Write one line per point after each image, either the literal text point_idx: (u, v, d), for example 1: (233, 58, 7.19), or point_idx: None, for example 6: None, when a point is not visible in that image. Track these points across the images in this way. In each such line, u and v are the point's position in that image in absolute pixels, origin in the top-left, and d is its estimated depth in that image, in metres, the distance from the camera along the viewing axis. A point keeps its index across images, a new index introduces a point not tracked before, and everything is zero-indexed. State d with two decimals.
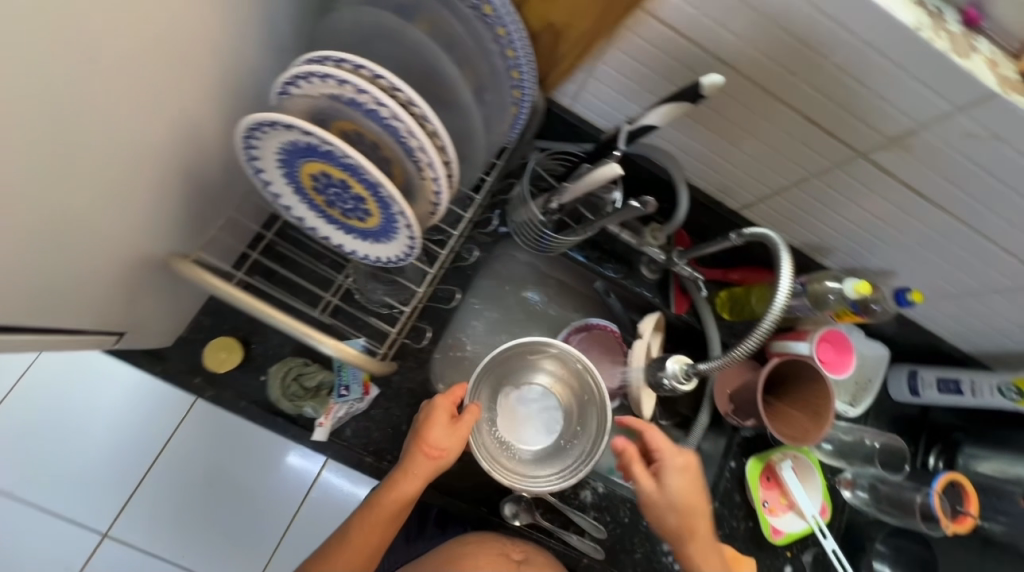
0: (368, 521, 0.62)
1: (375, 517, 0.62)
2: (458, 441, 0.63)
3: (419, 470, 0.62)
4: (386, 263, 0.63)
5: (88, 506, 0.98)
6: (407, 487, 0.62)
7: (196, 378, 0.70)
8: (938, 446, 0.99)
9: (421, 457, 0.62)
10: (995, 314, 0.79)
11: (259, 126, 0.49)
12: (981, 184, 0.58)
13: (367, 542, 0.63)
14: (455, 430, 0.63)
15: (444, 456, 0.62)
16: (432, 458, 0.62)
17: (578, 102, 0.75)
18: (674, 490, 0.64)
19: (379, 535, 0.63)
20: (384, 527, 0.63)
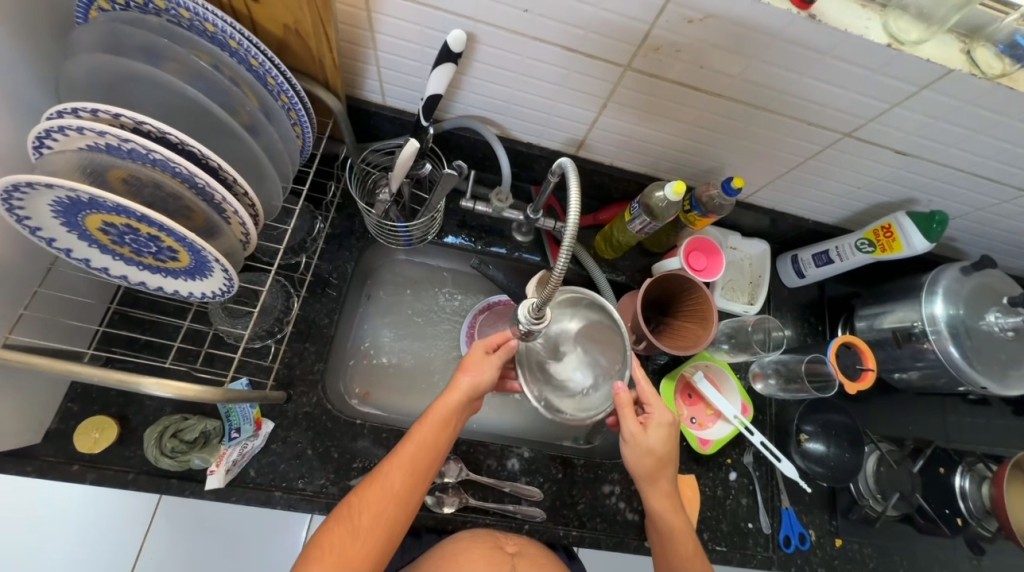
0: (418, 434, 0.63)
1: (428, 427, 0.63)
2: (494, 364, 0.67)
3: (462, 384, 0.66)
4: (219, 297, 0.63)
5: None
6: (454, 396, 0.65)
7: (72, 465, 0.68)
8: (842, 317, 1.01)
9: (463, 372, 0.66)
10: (826, 179, 0.83)
11: (10, 194, 0.48)
12: (735, 65, 0.62)
13: (416, 456, 0.62)
14: (492, 357, 0.68)
15: (484, 368, 0.66)
16: (474, 378, 0.66)
17: (388, 95, 0.78)
18: (653, 440, 0.67)
19: (428, 450, 0.63)
20: (433, 442, 0.63)
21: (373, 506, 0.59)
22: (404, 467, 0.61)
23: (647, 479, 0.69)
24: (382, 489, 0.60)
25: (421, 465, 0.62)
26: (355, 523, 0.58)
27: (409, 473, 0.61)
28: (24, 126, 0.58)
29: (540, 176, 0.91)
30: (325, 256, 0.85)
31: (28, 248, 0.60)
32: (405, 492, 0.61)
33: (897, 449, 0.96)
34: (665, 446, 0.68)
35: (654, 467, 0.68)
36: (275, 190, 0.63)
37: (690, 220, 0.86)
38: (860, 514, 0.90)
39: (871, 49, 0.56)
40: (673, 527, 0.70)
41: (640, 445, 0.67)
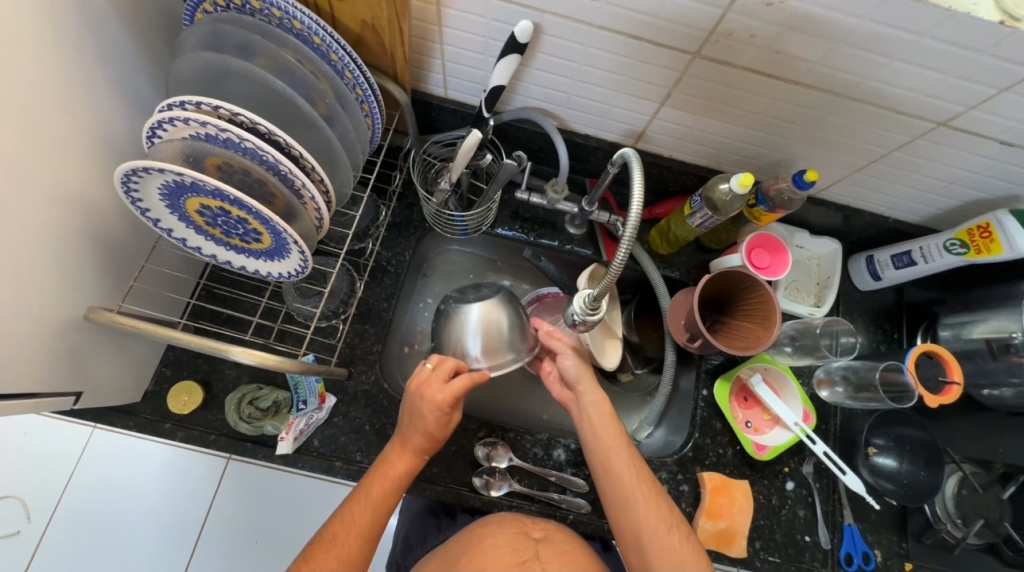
0: (371, 497, 0.63)
1: (380, 484, 0.63)
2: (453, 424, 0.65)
3: (419, 445, 0.64)
4: (293, 277, 0.68)
5: None
6: (410, 459, 0.65)
7: (166, 423, 0.76)
8: (922, 325, 0.93)
9: (424, 434, 0.64)
10: (912, 174, 0.77)
11: (129, 177, 0.54)
12: (817, 50, 0.59)
13: (366, 526, 0.62)
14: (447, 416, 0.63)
15: (445, 431, 0.65)
16: (432, 442, 0.65)
17: (451, 88, 0.80)
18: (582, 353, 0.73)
19: (380, 511, 0.63)
20: (387, 504, 0.63)
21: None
22: (354, 536, 0.61)
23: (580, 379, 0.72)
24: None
25: (373, 529, 0.62)
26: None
27: (366, 538, 0.62)
28: (137, 120, 0.65)
29: (596, 169, 0.91)
30: (385, 243, 0.89)
31: (137, 228, 0.68)
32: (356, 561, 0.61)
33: (983, 472, 0.87)
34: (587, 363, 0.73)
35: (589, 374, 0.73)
36: (347, 178, 0.67)
37: (756, 215, 0.83)
38: (935, 539, 0.83)
39: (980, 28, 0.51)
40: (622, 463, 0.67)
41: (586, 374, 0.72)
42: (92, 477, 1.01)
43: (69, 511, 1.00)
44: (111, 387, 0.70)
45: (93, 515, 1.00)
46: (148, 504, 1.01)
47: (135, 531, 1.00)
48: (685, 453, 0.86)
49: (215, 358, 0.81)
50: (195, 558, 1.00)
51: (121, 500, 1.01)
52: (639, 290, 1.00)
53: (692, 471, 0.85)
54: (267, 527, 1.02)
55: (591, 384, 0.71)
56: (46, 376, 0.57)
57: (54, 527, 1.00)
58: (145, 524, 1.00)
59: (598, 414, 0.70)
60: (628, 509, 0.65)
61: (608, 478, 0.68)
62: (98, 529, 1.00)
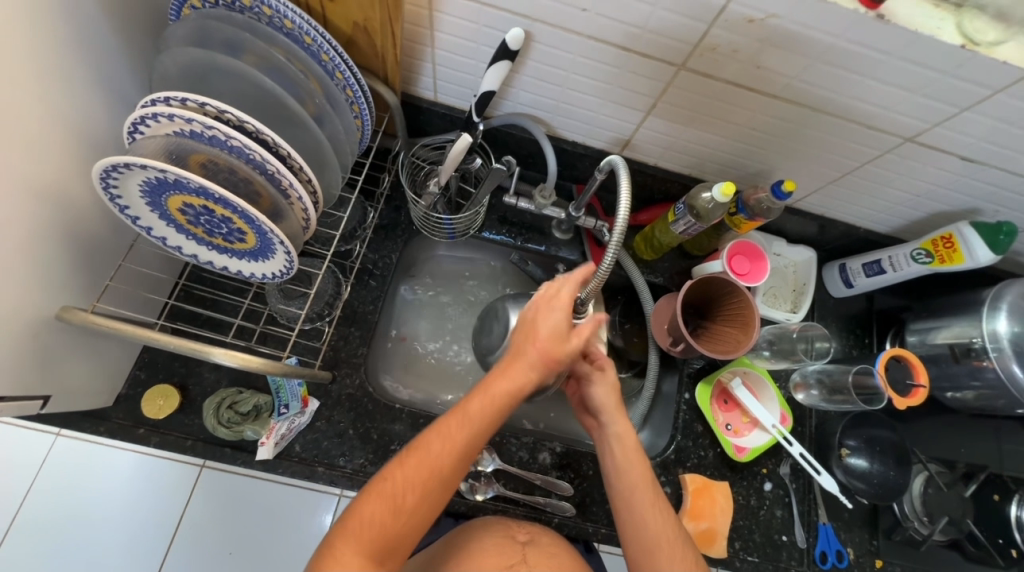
0: (445, 434, 0.53)
1: (489, 406, 0.54)
2: (574, 346, 0.56)
3: (535, 363, 0.56)
4: (278, 278, 0.67)
5: None
6: (522, 380, 0.55)
7: (139, 428, 0.73)
8: (891, 330, 0.97)
9: (541, 349, 0.55)
10: (881, 186, 0.81)
11: (109, 173, 0.53)
12: (796, 66, 0.61)
13: (465, 448, 0.54)
14: (572, 332, 0.56)
15: (564, 354, 0.55)
16: (550, 363, 0.56)
17: (440, 92, 0.81)
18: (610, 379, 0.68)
19: (457, 448, 0.53)
20: (467, 440, 0.54)
21: (387, 537, 0.51)
22: (453, 454, 0.53)
23: (607, 408, 0.67)
24: (381, 527, 0.50)
25: (472, 450, 0.55)
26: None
27: (458, 456, 0.53)
28: (118, 115, 0.63)
29: (583, 175, 0.92)
30: (372, 245, 0.89)
31: (114, 226, 0.66)
32: (448, 480, 0.54)
33: (947, 471, 0.91)
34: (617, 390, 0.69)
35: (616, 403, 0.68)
36: (335, 180, 0.66)
37: (736, 223, 0.85)
38: (904, 536, 0.87)
39: (944, 50, 0.55)
40: (645, 503, 0.64)
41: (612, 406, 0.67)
42: (56, 485, 0.97)
43: (30, 521, 0.95)
44: (81, 391, 0.67)
45: (57, 525, 0.95)
46: (117, 513, 0.97)
47: (101, 542, 0.96)
48: (668, 455, 0.88)
49: (193, 361, 0.78)
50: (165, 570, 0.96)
51: (87, 510, 0.96)
52: (623, 295, 1.02)
53: (675, 473, 0.86)
54: (244, 535, 0.99)
55: (616, 416, 0.67)
56: (12, 379, 0.55)
57: (13, 539, 0.94)
58: (113, 534, 0.96)
59: (621, 447, 0.66)
60: (648, 551, 0.63)
61: (629, 513, 0.65)
62: (61, 540, 0.95)
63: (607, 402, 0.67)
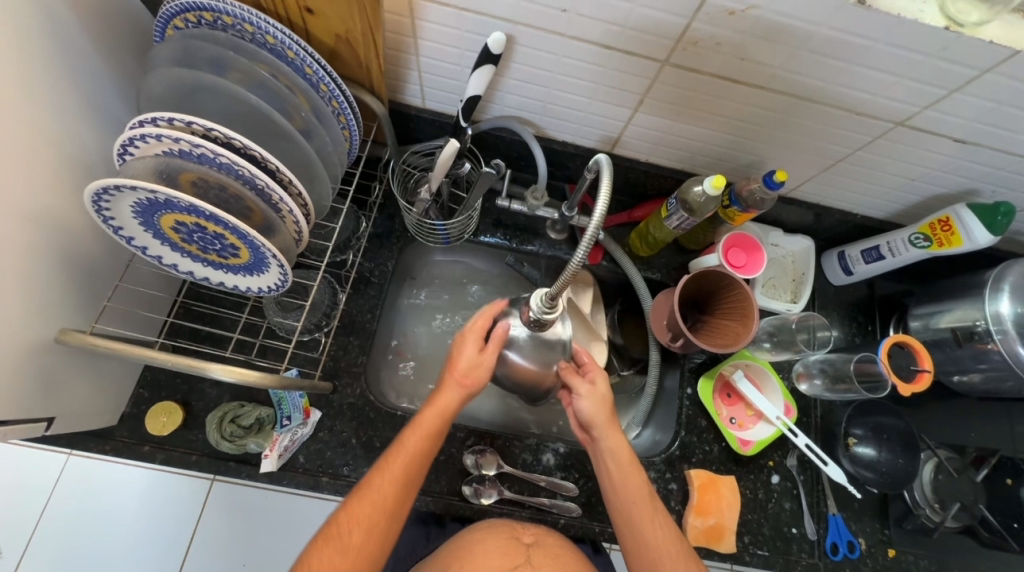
0: (387, 470, 0.62)
1: (418, 437, 0.63)
2: (487, 366, 0.65)
3: (455, 390, 0.65)
4: (273, 291, 0.67)
5: None
6: (445, 408, 0.64)
7: (144, 446, 0.74)
8: (894, 316, 0.96)
9: (457, 381, 0.65)
10: (876, 172, 0.80)
11: (100, 196, 0.53)
12: (780, 56, 0.61)
13: (403, 477, 0.62)
14: (483, 355, 0.66)
15: (479, 374, 0.66)
16: (467, 385, 0.65)
17: (428, 99, 0.81)
18: (601, 387, 0.68)
19: (398, 483, 0.61)
20: (405, 474, 0.62)
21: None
22: (393, 486, 0.61)
23: (600, 420, 0.67)
24: (335, 568, 0.57)
25: (411, 477, 0.62)
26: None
27: (402, 486, 0.62)
28: (109, 138, 0.64)
29: (575, 175, 0.92)
30: (367, 254, 0.89)
31: (110, 247, 0.66)
32: (394, 508, 0.61)
33: (956, 457, 0.90)
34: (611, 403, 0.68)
35: (608, 414, 0.67)
36: (326, 191, 0.67)
37: (730, 215, 0.85)
38: (916, 524, 0.86)
39: (928, 33, 0.54)
40: (640, 513, 0.66)
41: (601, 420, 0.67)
42: (69, 507, 0.98)
43: (44, 542, 0.96)
44: (85, 411, 0.68)
45: (70, 547, 0.96)
46: (128, 531, 0.98)
47: (115, 561, 0.96)
48: (672, 451, 0.87)
49: (195, 377, 0.79)
50: None
51: (100, 530, 0.97)
52: (621, 293, 1.02)
53: (680, 469, 0.86)
54: (253, 548, 1.00)
55: (606, 430, 0.67)
56: (14, 403, 0.55)
57: (27, 560, 0.96)
58: (125, 551, 0.97)
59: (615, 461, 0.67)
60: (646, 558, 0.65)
61: (625, 523, 0.67)
62: (76, 560, 0.96)
63: (595, 417, 0.67)
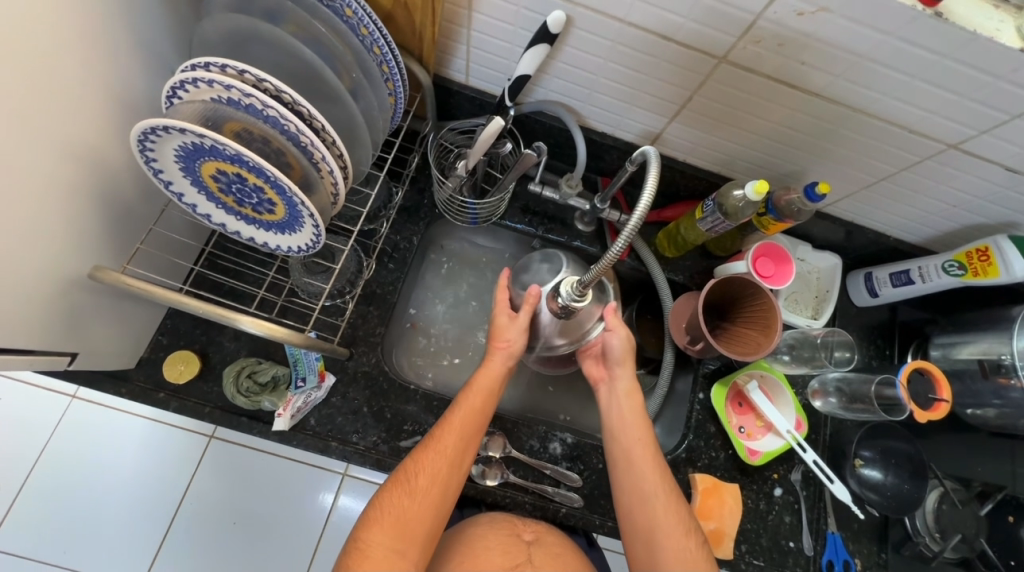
0: (455, 423, 0.67)
1: (477, 396, 0.70)
2: (521, 327, 0.74)
3: (498, 355, 0.74)
4: (303, 252, 0.67)
5: (112, 563, 0.96)
6: (493, 373, 0.72)
7: (159, 392, 0.74)
8: (913, 343, 0.95)
9: (501, 349, 0.74)
10: (917, 194, 0.79)
11: (147, 136, 0.53)
12: (842, 63, 0.60)
13: (463, 429, 0.67)
14: (515, 320, 0.75)
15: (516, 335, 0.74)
16: (508, 350, 0.74)
17: (472, 75, 0.80)
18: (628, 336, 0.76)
19: (462, 438, 0.67)
20: (470, 429, 0.68)
21: (413, 522, 0.62)
22: (457, 438, 0.67)
23: (620, 360, 0.76)
24: (404, 510, 0.62)
25: (472, 433, 0.68)
26: (370, 562, 0.58)
27: (463, 438, 0.67)
28: (155, 80, 0.64)
29: (610, 168, 0.91)
30: (394, 226, 0.89)
31: (146, 190, 0.66)
32: (456, 460, 0.66)
33: (961, 489, 0.90)
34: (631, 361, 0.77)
35: (627, 360, 0.76)
36: (366, 156, 0.66)
37: (764, 223, 0.84)
38: (913, 551, 0.85)
39: (1001, 53, 0.53)
40: (643, 459, 0.70)
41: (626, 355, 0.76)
42: (74, 446, 0.99)
43: (46, 477, 0.98)
44: (106, 351, 0.68)
45: (68, 486, 0.98)
46: (129, 476, 0.99)
47: (111, 504, 0.98)
48: (678, 454, 0.87)
49: (214, 329, 0.79)
50: (171, 537, 0.98)
51: (99, 472, 0.99)
52: (640, 291, 1.01)
53: (685, 472, 0.86)
54: (249, 505, 1.01)
55: (626, 371, 0.76)
56: (44, 333, 0.55)
57: (28, 493, 0.97)
58: (124, 495, 0.98)
59: (625, 401, 0.75)
60: (648, 513, 0.68)
61: (631, 483, 0.70)
62: (74, 499, 0.97)
63: (621, 357, 0.76)
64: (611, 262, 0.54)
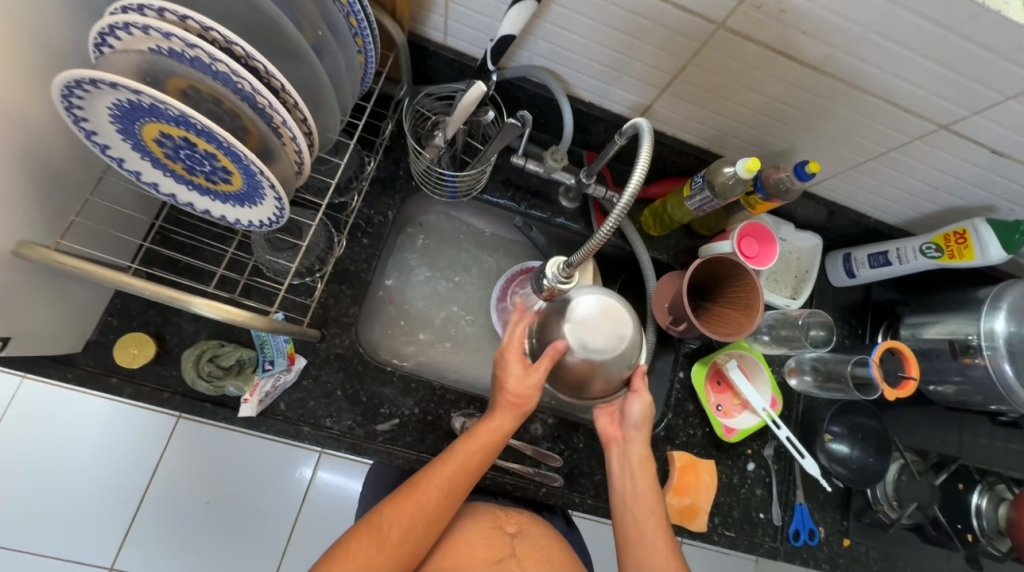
0: (442, 475, 0.61)
1: (476, 450, 0.63)
2: (538, 384, 0.64)
3: (507, 408, 0.65)
4: (266, 227, 0.61)
5: (74, 552, 0.91)
6: (496, 428, 0.64)
7: (111, 377, 0.68)
8: (884, 323, 0.98)
9: (509, 399, 0.65)
10: (901, 175, 0.79)
11: (71, 90, 0.46)
12: (843, 34, 0.57)
13: (448, 482, 0.61)
14: (531, 372, 0.64)
15: (527, 390, 0.64)
16: (518, 405, 0.65)
17: (450, 35, 0.73)
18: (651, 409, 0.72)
19: (443, 490, 0.60)
20: (456, 486, 0.61)
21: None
22: (442, 491, 0.60)
23: (638, 427, 0.72)
24: (371, 561, 0.54)
25: (460, 487, 0.61)
26: None
27: (445, 492, 0.61)
28: (82, 25, 0.55)
29: (596, 142, 0.87)
30: (368, 199, 0.83)
31: (80, 155, 0.59)
32: (435, 514, 0.60)
33: (920, 460, 0.94)
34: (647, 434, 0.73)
35: (645, 430, 0.72)
36: (333, 121, 0.60)
37: (751, 203, 0.82)
38: (873, 518, 0.90)
39: (1004, 28, 0.51)
40: (654, 533, 0.67)
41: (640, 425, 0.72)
42: (22, 431, 0.92)
43: None
44: (44, 335, 0.61)
45: (19, 473, 0.91)
46: (86, 461, 0.93)
47: (69, 489, 0.92)
48: (658, 432, 0.88)
49: (171, 310, 0.73)
50: (139, 520, 0.94)
51: (54, 458, 0.93)
52: (624, 270, 1.00)
53: (663, 450, 0.87)
54: (220, 486, 0.97)
55: (641, 436, 0.72)
56: None
57: None
58: (83, 481, 0.93)
59: (640, 469, 0.71)
60: None
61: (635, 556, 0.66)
62: (25, 488, 0.91)
63: (640, 425, 0.71)
64: (604, 236, 0.57)
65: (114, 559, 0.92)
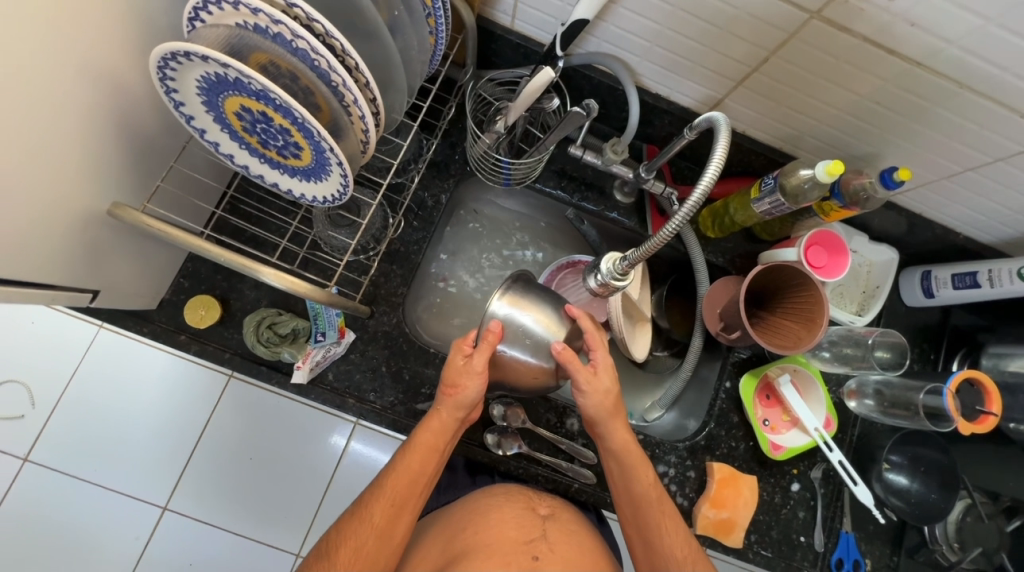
0: (391, 483, 0.62)
1: (414, 457, 0.63)
2: (476, 377, 0.62)
3: (445, 404, 0.64)
4: (328, 203, 0.63)
5: (133, 489, 1.00)
6: (435, 426, 0.64)
7: (181, 335, 0.74)
8: (962, 350, 0.89)
9: (447, 399, 0.64)
10: (1004, 188, 0.71)
11: (167, 62, 0.48)
12: (960, 26, 0.52)
13: (396, 494, 0.62)
14: (468, 366, 0.62)
15: (460, 384, 0.63)
16: (457, 401, 0.63)
17: (519, 19, 0.72)
18: (608, 381, 0.66)
19: (392, 502, 0.61)
20: (406, 494, 0.62)
21: None
22: (386, 505, 0.61)
23: (606, 415, 0.66)
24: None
25: (405, 497, 0.62)
26: None
27: (400, 503, 0.62)
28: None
29: (658, 136, 0.83)
30: (423, 182, 0.84)
31: (168, 124, 0.62)
32: (390, 525, 0.61)
33: (990, 502, 0.86)
34: (617, 423, 0.67)
35: (613, 406, 0.66)
36: (400, 102, 0.61)
37: (825, 210, 0.76)
38: (928, 558, 0.84)
39: None
40: (660, 520, 0.66)
41: (598, 391, 0.65)
42: (97, 376, 1.01)
43: (72, 403, 1.00)
44: (127, 291, 0.66)
45: (94, 412, 1.00)
46: (149, 409, 1.01)
47: (135, 433, 1.01)
48: (698, 441, 0.85)
49: (235, 276, 0.77)
50: (191, 467, 1.01)
51: (123, 402, 1.01)
52: (674, 271, 0.96)
53: (702, 459, 0.84)
54: (262, 445, 1.03)
55: (617, 429, 0.67)
56: (63, 267, 0.54)
57: (56, 417, 1.00)
58: (146, 426, 1.01)
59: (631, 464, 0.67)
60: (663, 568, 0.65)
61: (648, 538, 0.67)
62: (98, 427, 1.00)
63: (601, 407, 0.66)
64: (670, 232, 0.57)
65: (168, 499, 1.00)
